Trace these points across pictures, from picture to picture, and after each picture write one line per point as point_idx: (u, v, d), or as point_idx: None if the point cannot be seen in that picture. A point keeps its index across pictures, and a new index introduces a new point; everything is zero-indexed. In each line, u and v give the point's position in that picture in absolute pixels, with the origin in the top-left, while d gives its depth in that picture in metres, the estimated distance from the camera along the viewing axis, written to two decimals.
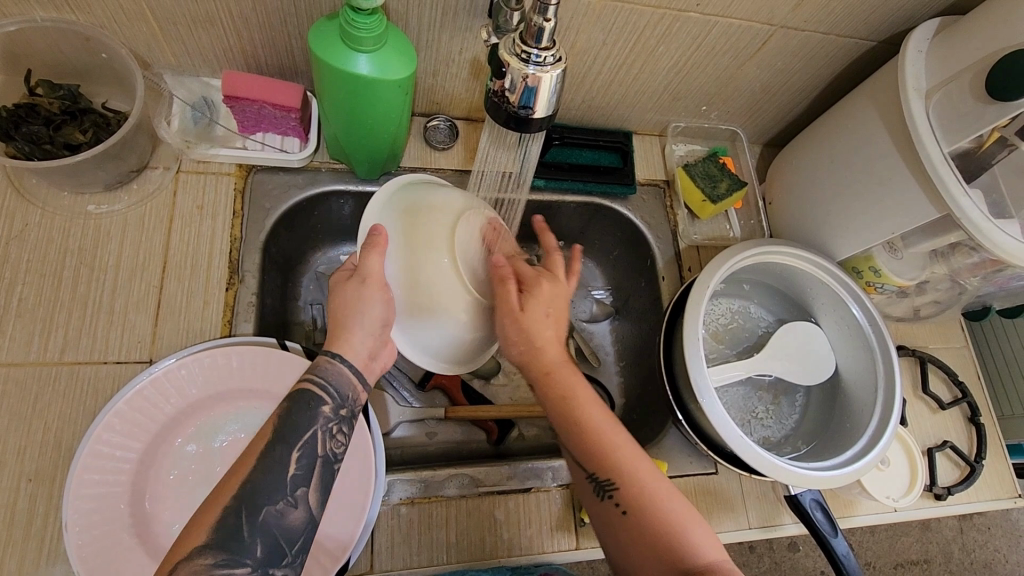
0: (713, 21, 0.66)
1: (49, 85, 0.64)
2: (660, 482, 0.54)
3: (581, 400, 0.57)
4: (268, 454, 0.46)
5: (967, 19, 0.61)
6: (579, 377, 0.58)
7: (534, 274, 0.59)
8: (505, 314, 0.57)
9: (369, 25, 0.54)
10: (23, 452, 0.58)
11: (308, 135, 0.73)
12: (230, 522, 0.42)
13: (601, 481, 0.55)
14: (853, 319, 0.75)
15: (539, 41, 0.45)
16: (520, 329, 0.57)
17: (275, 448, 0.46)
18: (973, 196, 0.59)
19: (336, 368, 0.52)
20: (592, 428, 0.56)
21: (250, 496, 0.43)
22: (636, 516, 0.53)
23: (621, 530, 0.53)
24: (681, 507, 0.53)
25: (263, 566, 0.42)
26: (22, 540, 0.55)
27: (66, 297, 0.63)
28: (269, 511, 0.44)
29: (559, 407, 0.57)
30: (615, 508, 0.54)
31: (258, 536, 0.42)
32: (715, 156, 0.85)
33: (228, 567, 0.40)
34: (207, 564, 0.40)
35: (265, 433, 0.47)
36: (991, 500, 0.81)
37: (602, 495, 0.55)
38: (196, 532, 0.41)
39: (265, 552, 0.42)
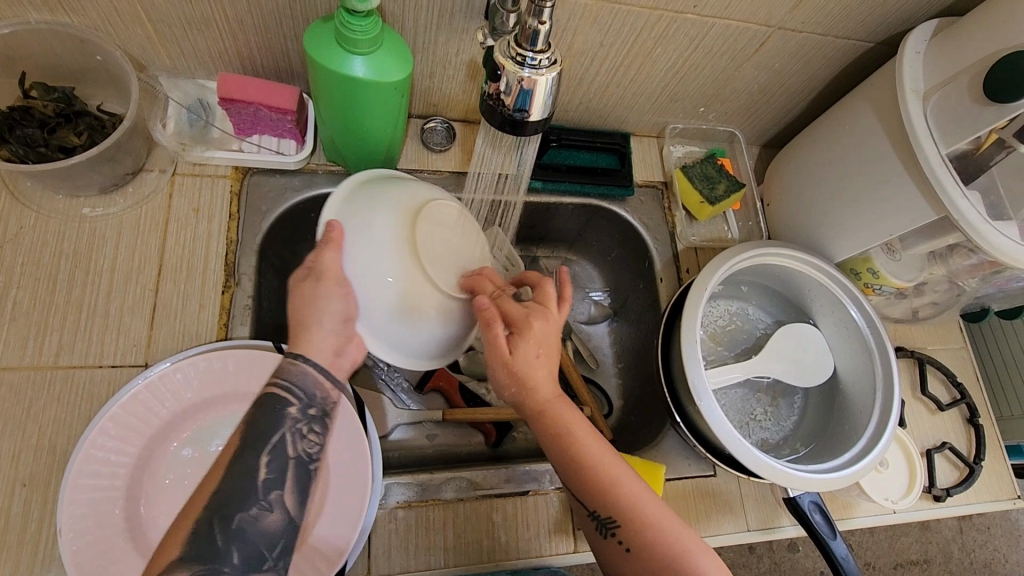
0: (710, 23, 0.66)
1: (43, 87, 0.63)
2: (663, 515, 0.55)
3: (578, 441, 0.57)
4: (241, 459, 0.46)
5: (964, 21, 0.60)
6: (575, 418, 0.58)
7: (522, 313, 0.56)
8: (495, 360, 0.55)
9: (365, 27, 0.54)
10: (18, 457, 0.57)
11: (305, 137, 0.73)
12: (203, 533, 0.42)
13: (603, 519, 0.56)
14: (852, 322, 0.74)
15: (534, 43, 0.44)
16: (512, 376, 0.55)
17: (248, 454, 0.46)
18: (970, 198, 0.58)
19: (306, 373, 0.53)
20: (590, 470, 0.56)
21: (224, 504, 0.43)
22: (639, 551, 0.54)
23: (625, 564, 0.55)
24: (683, 534, 0.55)
25: (243, 571, 0.42)
26: (16, 545, 0.55)
27: (62, 300, 0.63)
28: (243, 518, 0.43)
29: (556, 450, 0.57)
30: (619, 545, 0.55)
31: (234, 544, 0.43)
32: (714, 157, 0.85)
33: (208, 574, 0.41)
34: None
35: (234, 437, 0.47)
36: (991, 501, 0.81)
37: (606, 533, 0.56)
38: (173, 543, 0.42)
39: (241, 557, 0.42)
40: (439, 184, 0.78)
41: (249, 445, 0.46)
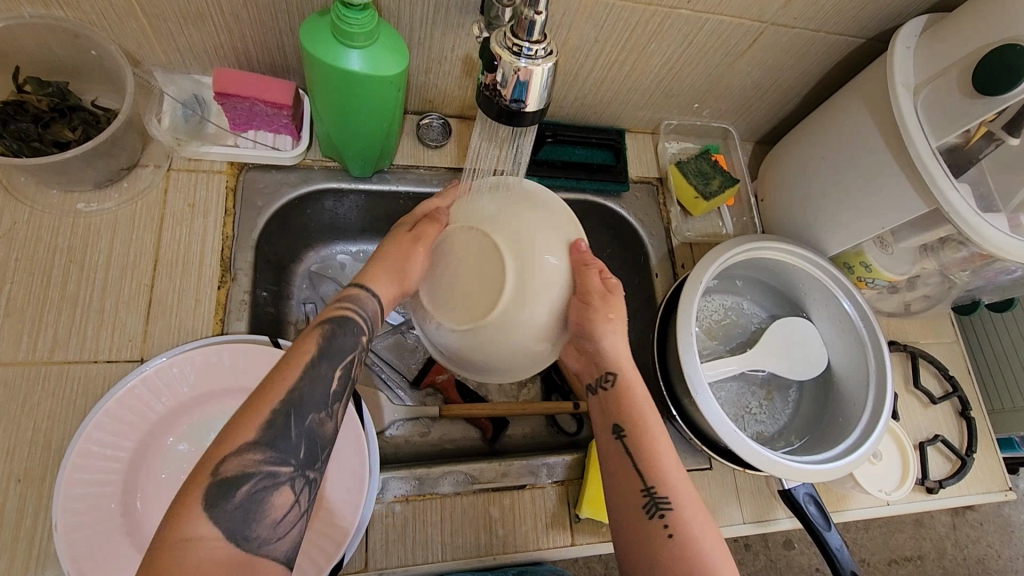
0: (704, 18, 0.67)
1: (37, 82, 0.63)
2: (706, 524, 0.55)
3: (651, 422, 0.59)
4: (314, 367, 0.48)
5: (953, 16, 0.61)
6: (655, 413, 0.60)
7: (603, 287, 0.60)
8: (596, 295, 0.60)
9: (361, 21, 0.54)
10: (12, 452, 0.57)
11: (300, 133, 0.73)
12: (280, 424, 0.44)
13: (657, 498, 0.55)
14: (845, 314, 0.75)
15: (530, 34, 0.45)
16: (612, 310, 0.60)
17: (321, 363, 0.48)
18: (960, 189, 0.59)
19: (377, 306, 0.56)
20: (660, 458, 0.57)
21: (298, 403, 0.46)
22: (682, 540, 0.53)
23: (659, 547, 0.53)
24: (718, 548, 0.54)
25: (302, 468, 0.45)
26: (10, 541, 0.55)
27: (56, 296, 0.63)
28: (313, 418, 0.46)
29: (632, 424, 0.58)
30: (663, 529, 0.54)
31: (304, 440, 0.45)
32: (708, 153, 0.86)
33: (274, 465, 0.43)
34: (256, 460, 0.42)
35: (311, 350, 0.49)
36: (983, 494, 0.81)
37: (654, 512, 0.54)
38: (245, 427, 0.43)
39: (308, 453, 0.45)
40: (435, 179, 0.78)
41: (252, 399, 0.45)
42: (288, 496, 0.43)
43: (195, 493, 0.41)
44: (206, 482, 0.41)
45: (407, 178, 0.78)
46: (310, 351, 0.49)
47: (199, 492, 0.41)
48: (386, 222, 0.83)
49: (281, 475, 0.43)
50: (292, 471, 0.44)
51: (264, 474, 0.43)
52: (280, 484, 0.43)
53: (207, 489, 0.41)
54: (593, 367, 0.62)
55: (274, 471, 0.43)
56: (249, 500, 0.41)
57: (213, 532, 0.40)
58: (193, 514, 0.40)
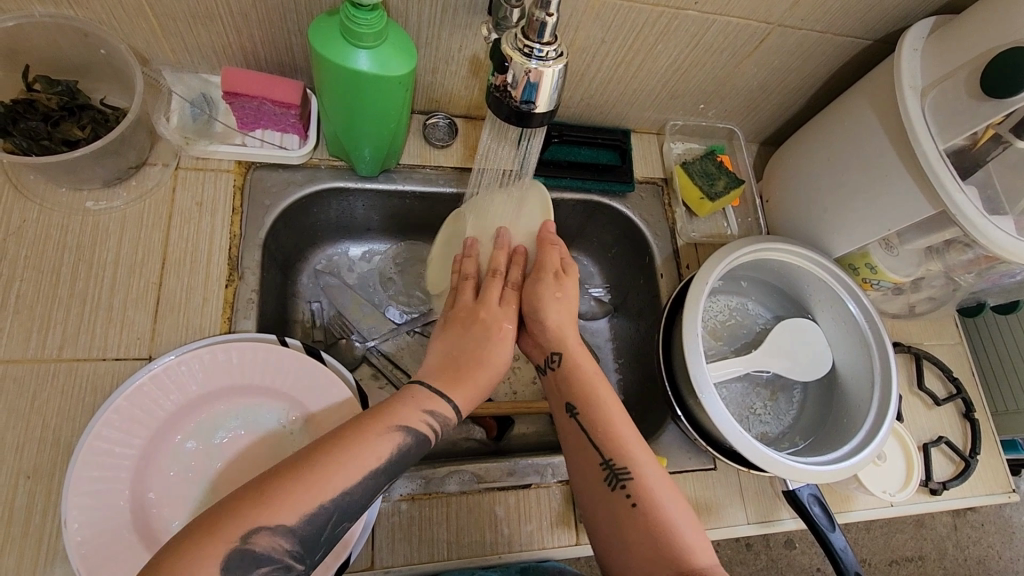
0: (711, 19, 0.67)
1: (47, 81, 0.63)
2: (667, 490, 0.56)
3: (600, 393, 0.60)
4: (371, 477, 0.49)
5: (960, 18, 0.61)
6: (605, 383, 0.61)
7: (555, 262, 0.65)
8: (550, 273, 0.65)
9: (370, 21, 0.54)
10: (21, 448, 0.57)
11: (307, 133, 0.74)
12: (315, 522, 0.46)
13: (616, 469, 0.56)
14: (849, 315, 0.75)
15: (541, 36, 0.45)
16: (561, 288, 0.64)
17: (378, 475, 0.50)
18: (967, 192, 0.59)
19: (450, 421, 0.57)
20: (612, 428, 0.58)
21: (340, 507, 0.47)
22: (644, 506, 0.54)
23: (624, 517, 0.54)
24: (682, 508, 0.55)
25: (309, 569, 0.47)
26: (20, 537, 0.55)
27: (65, 293, 0.63)
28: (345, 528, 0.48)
29: (583, 401, 0.60)
30: (625, 498, 0.55)
31: (327, 544, 0.47)
32: (713, 154, 0.86)
33: (291, 558, 0.45)
34: (281, 547, 0.44)
35: (380, 456, 0.50)
36: (986, 495, 0.82)
37: (615, 483, 0.56)
38: (289, 510, 0.45)
39: (321, 556, 0.47)
40: (441, 179, 0.79)
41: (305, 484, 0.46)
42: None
43: (218, 551, 0.42)
44: (232, 545, 0.43)
45: (414, 177, 0.78)
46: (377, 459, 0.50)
47: (222, 550, 0.42)
48: (392, 221, 0.84)
49: (293, 569, 0.45)
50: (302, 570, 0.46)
51: (281, 565, 0.44)
52: (287, 575, 0.45)
53: (230, 552, 0.43)
54: (541, 351, 0.64)
55: (291, 566, 0.45)
56: None
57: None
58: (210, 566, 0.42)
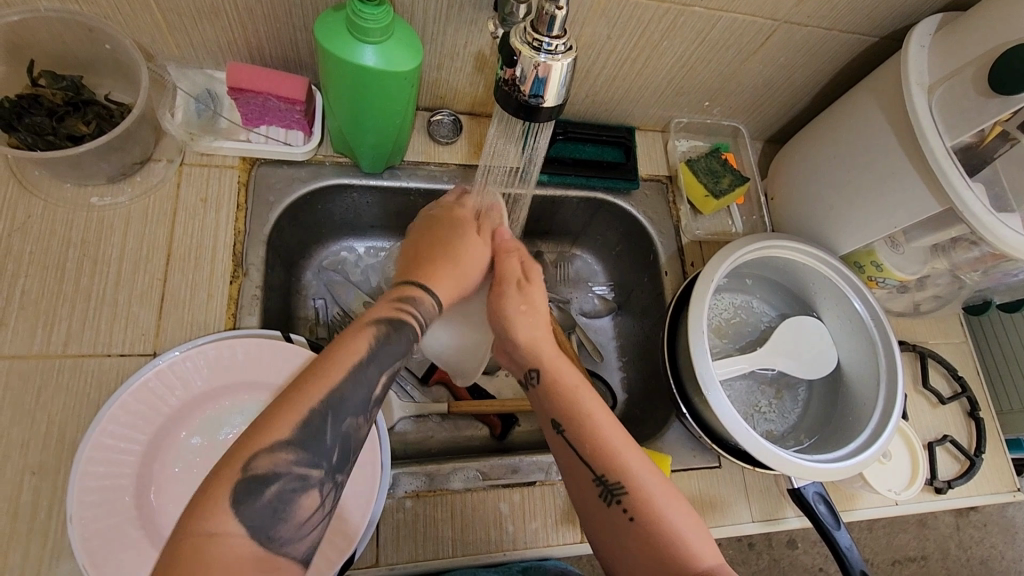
0: (718, 15, 0.66)
1: (51, 76, 0.63)
2: (665, 495, 0.54)
3: (581, 402, 0.58)
4: (359, 369, 0.47)
5: (968, 15, 0.61)
6: (587, 391, 0.59)
7: (517, 269, 0.64)
8: (511, 282, 0.63)
9: (377, 16, 0.54)
10: (26, 444, 0.57)
11: (312, 129, 0.73)
12: (316, 424, 0.44)
13: (610, 485, 0.55)
14: (855, 314, 0.75)
15: (551, 29, 0.45)
16: (526, 300, 0.62)
17: (366, 366, 0.48)
18: (975, 189, 0.59)
19: (435, 311, 0.57)
20: (599, 441, 0.56)
21: (335, 405, 0.45)
22: (642, 520, 0.53)
23: (624, 534, 0.53)
24: (682, 513, 0.54)
25: (333, 473, 0.44)
26: (25, 532, 0.55)
27: (70, 289, 0.63)
28: (350, 423, 0.46)
29: (565, 415, 0.58)
30: (623, 513, 0.54)
31: (337, 442, 0.45)
32: (718, 151, 0.85)
33: (305, 468, 0.42)
34: (287, 459, 0.42)
35: (362, 350, 0.48)
36: (991, 494, 0.81)
37: (610, 499, 0.54)
38: (282, 422, 0.43)
39: (340, 460, 0.44)
40: (445, 175, 0.78)
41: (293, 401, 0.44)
42: (315, 501, 0.43)
43: (222, 490, 0.40)
44: (237, 478, 0.40)
45: (418, 174, 0.78)
46: (361, 351, 0.48)
47: (229, 483, 0.40)
48: (397, 218, 0.84)
49: (311, 478, 0.43)
50: (322, 477, 0.43)
51: (293, 477, 0.42)
52: (308, 487, 0.42)
53: (235, 486, 0.40)
54: (518, 368, 0.62)
55: (304, 474, 0.42)
56: (275, 501, 0.41)
57: (237, 530, 0.39)
58: (219, 509, 0.39)
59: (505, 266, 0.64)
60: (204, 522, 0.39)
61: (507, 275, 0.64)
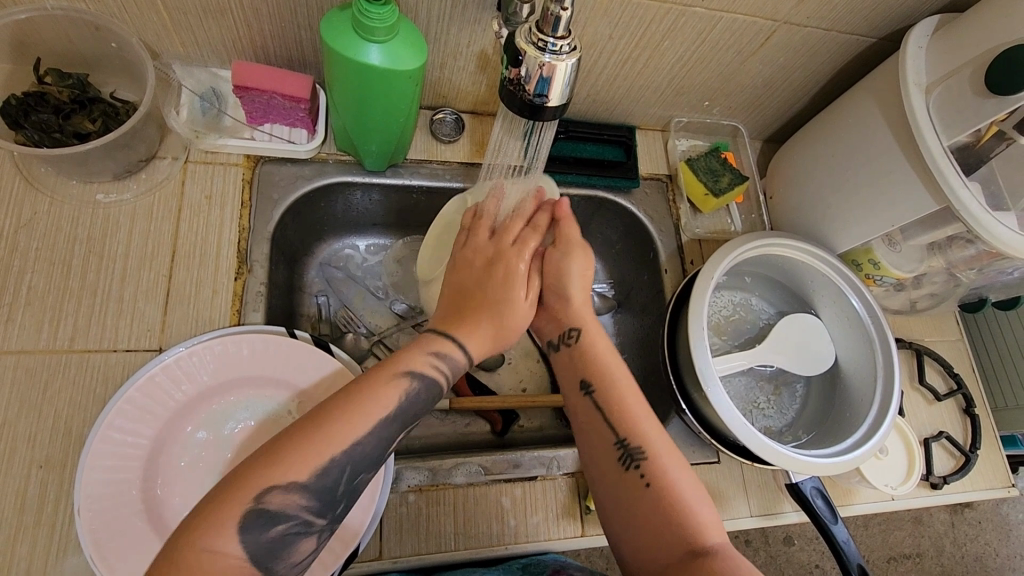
0: (718, 16, 0.67)
1: (58, 74, 0.64)
2: (680, 469, 0.55)
3: (613, 370, 0.60)
4: (380, 425, 0.47)
5: (964, 17, 0.62)
6: (619, 362, 0.61)
7: (574, 240, 0.65)
8: (572, 246, 0.64)
9: (382, 15, 0.55)
10: (33, 438, 0.58)
11: (316, 127, 0.74)
12: (331, 475, 0.44)
13: (631, 448, 0.56)
14: (853, 311, 0.76)
15: (555, 29, 0.46)
16: (586, 266, 0.64)
17: (389, 423, 0.48)
18: (971, 188, 0.60)
19: (465, 366, 0.56)
20: (628, 410, 0.58)
21: (353, 460, 0.45)
22: (657, 486, 0.54)
23: (636, 497, 0.54)
24: (693, 487, 0.55)
25: (332, 521, 0.45)
26: (32, 526, 0.56)
27: (76, 285, 0.64)
28: (362, 479, 0.46)
29: (598, 380, 0.60)
30: (639, 479, 0.55)
31: (346, 496, 0.45)
32: (717, 150, 0.86)
33: (311, 515, 0.43)
34: (298, 505, 0.42)
35: (388, 407, 0.48)
36: (986, 490, 0.83)
37: (628, 463, 0.55)
38: (299, 466, 0.43)
39: (344, 509, 0.45)
40: (447, 173, 0.79)
41: (310, 443, 0.44)
42: (310, 545, 0.44)
43: (232, 513, 0.41)
44: (247, 508, 0.41)
45: (420, 172, 0.78)
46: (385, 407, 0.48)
47: (238, 513, 0.41)
48: (398, 216, 0.84)
49: (314, 525, 0.43)
50: (323, 525, 0.44)
51: (300, 521, 0.43)
52: (310, 532, 0.43)
53: (245, 516, 0.41)
54: (555, 325, 0.64)
55: (310, 522, 0.43)
56: (276, 541, 0.42)
57: (235, 554, 0.40)
58: (224, 531, 0.40)
59: (564, 234, 0.65)
60: (209, 536, 0.40)
61: (566, 241, 0.64)
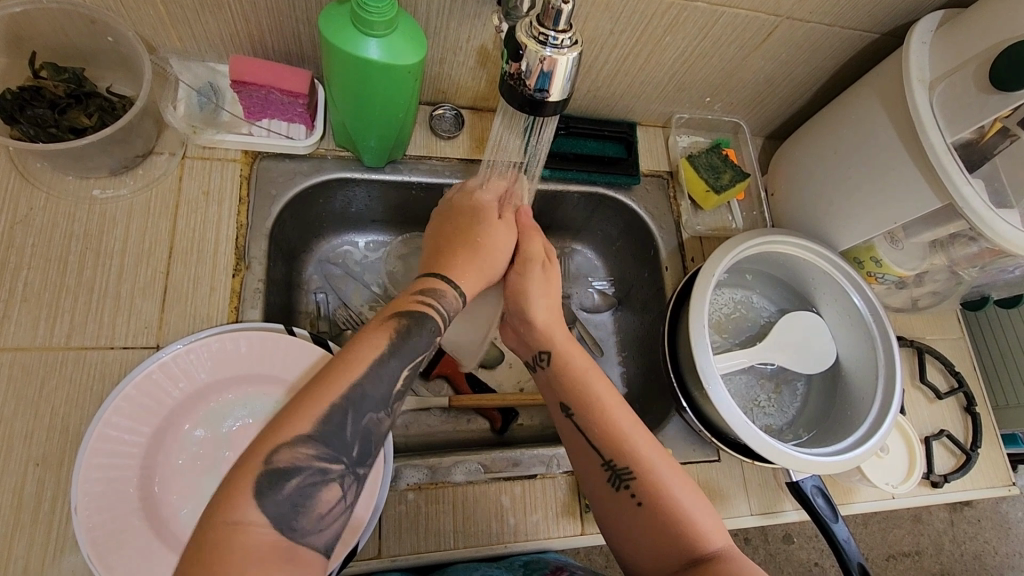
0: (720, 11, 0.67)
1: (54, 68, 0.63)
2: (673, 479, 0.55)
3: (591, 385, 0.59)
4: (379, 365, 0.47)
5: (969, 12, 0.61)
6: (598, 375, 0.60)
7: (535, 251, 0.65)
8: (534, 262, 0.65)
9: (380, 9, 0.54)
10: (30, 436, 0.57)
11: (314, 122, 0.73)
12: (336, 422, 0.43)
13: (618, 469, 0.55)
14: (854, 309, 0.76)
15: (556, 23, 0.45)
16: (549, 279, 0.65)
17: (389, 360, 0.48)
18: (974, 185, 0.59)
19: (459, 304, 0.57)
20: (609, 429, 0.57)
21: (357, 402, 0.45)
22: (650, 504, 0.53)
23: (632, 519, 0.54)
24: (689, 492, 0.54)
25: (353, 466, 0.44)
26: (29, 524, 0.55)
27: (73, 281, 0.63)
28: (372, 419, 0.45)
29: (577, 400, 0.58)
30: (631, 499, 0.54)
31: (357, 438, 0.44)
32: (719, 147, 0.86)
33: (324, 461, 0.42)
34: (308, 454, 0.42)
35: (385, 346, 0.49)
36: (987, 489, 0.82)
37: (618, 484, 0.55)
38: (300, 420, 0.43)
39: (361, 454, 0.44)
40: (447, 170, 0.79)
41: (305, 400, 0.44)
42: (336, 492, 0.42)
43: (244, 479, 0.40)
44: (257, 470, 0.40)
45: (420, 168, 0.78)
46: (381, 347, 0.48)
47: (249, 479, 0.40)
48: (397, 212, 0.84)
49: (332, 471, 0.42)
50: (344, 469, 0.43)
51: (314, 470, 0.42)
52: (329, 479, 0.42)
53: (257, 477, 0.40)
54: (528, 349, 0.64)
55: (325, 467, 0.42)
56: (296, 493, 0.41)
57: (260, 519, 0.39)
58: (239, 499, 0.39)
59: (527, 246, 0.65)
60: (227, 512, 0.39)
61: (528, 254, 0.65)
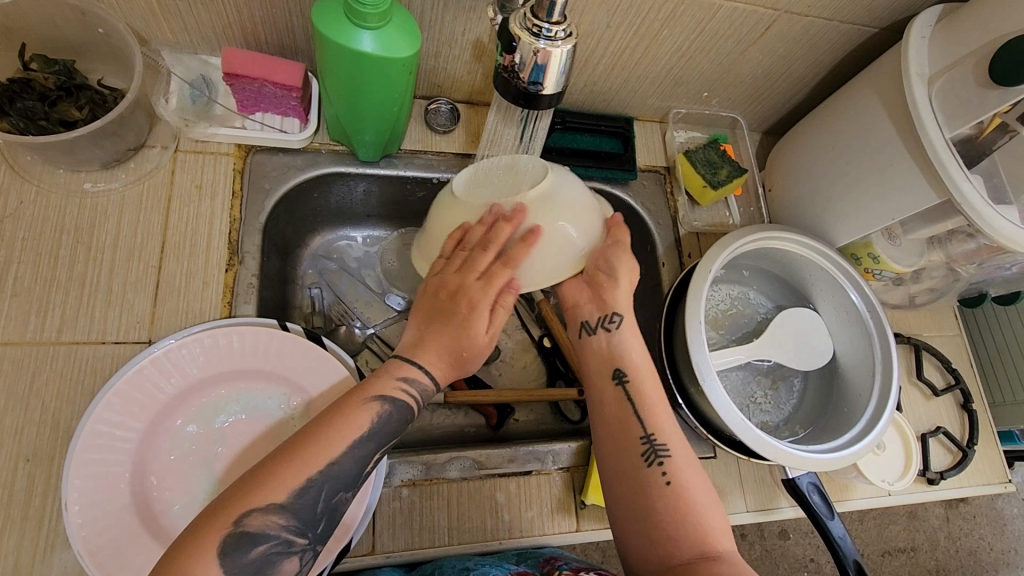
0: (717, 6, 0.66)
1: (44, 60, 0.62)
2: (696, 474, 0.55)
3: (640, 364, 0.60)
4: (356, 445, 0.49)
5: (968, 7, 0.61)
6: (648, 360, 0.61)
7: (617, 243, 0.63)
8: (621, 248, 0.62)
9: (374, 1, 0.53)
10: (20, 432, 0.57)
11: (308, 116, 0.73)
12: (310, 494, 0.45)
13: (655, 445, 0.56)
14: (852, 306, 0.75)
15: (550, 15, 0.44)
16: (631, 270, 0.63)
17: (365, 443, 0.49)
18: (972, 181, 0.59)
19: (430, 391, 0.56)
20: (655, 408, 0.58)
21: (332, 478, 0.46)
22: (678, 485, 0.54)
23: (653, 494, 0.53)
24: (705, 491, 0.55)
25: (316, 541, 0.46)
26: (20, 519, 0.55)
27: (64, 276, 0.63)
28: (342, 497, 0.47)
29: (632, 371, 0.59)
30: (660, 476, 0.54)
31: (325, 516, 0.46)
32: (716, 142, 0.85)
33: (291, 534, 0.44)
34: (278, 523, 0.44)
35: (362, 428, 0.49)
36: (983, 485, 0.82)
37: (652, 459, 0.55)
38: (278, 487, 0.44)
39: (325, 529, 0.46)
40: (442, 165, 0.78)
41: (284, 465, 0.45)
42: (294, 565, 0.45)
43: (214, 538, 0.42)
44: (227, 530, 0.42)
45: (415, 163, 0.77)
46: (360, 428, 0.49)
47: (218, 535, 0.42)
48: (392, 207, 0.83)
49: (296, 544, 0.45)
50: (307, 544, 0.45)
51: (281, 540, 0.44)
52: (291, 552, 0.45)
53: (224, 537, 0.42)
54: (597, 306, 0.62)
55: (291, 540, 0.44)
56: (259, 560, 0.43)
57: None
58: (203, 552, 0.41)
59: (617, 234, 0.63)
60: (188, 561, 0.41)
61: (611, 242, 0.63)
